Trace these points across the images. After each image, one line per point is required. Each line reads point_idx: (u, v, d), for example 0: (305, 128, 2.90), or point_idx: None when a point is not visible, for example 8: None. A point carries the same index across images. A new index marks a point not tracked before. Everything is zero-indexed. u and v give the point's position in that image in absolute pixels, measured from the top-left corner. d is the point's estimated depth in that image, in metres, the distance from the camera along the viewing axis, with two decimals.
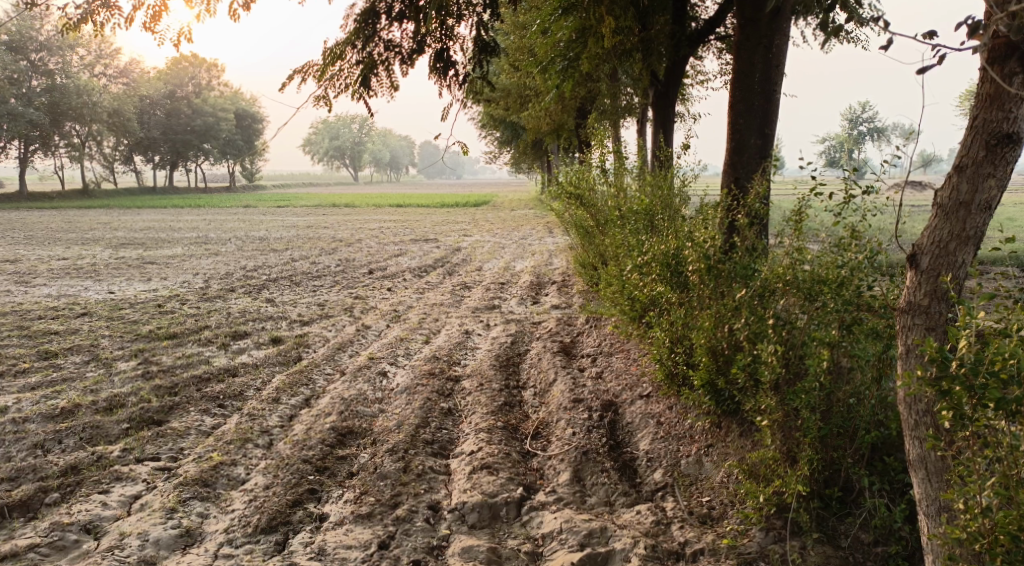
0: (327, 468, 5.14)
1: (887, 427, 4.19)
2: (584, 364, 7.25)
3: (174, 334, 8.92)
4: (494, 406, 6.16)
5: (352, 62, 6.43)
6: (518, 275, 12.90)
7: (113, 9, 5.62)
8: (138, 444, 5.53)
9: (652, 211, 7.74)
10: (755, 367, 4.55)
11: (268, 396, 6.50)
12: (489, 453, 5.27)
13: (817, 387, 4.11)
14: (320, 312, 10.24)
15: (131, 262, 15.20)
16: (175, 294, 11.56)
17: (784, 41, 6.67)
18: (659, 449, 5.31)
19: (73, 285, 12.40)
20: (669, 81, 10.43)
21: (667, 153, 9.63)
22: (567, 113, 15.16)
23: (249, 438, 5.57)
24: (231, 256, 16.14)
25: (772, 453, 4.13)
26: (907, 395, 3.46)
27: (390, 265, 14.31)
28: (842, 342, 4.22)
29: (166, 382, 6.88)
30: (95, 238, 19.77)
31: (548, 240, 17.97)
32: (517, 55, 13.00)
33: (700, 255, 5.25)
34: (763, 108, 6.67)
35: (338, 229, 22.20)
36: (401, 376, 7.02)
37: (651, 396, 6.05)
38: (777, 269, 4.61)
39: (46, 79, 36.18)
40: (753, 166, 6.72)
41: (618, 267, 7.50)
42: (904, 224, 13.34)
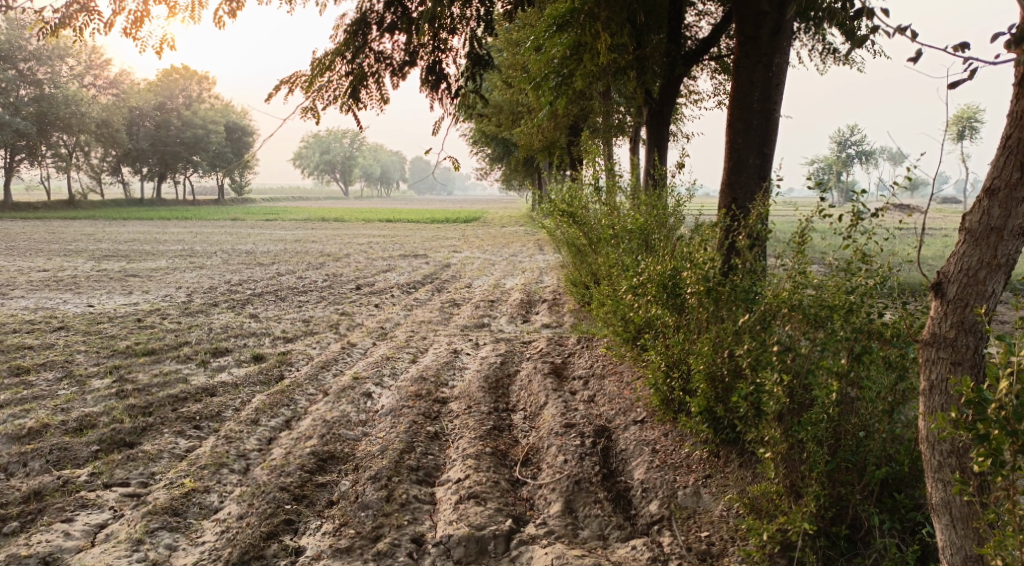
0: (305, 497, 4.88)
1: (899, 462, 3.98)
2: (575, 386, 7.01)
3: (153, 350, 8.65)
4: (482, 430, 5.91)
5: (342, 73, 6.23)
6: (508, 293, 12.69)
7: (93, 13, 5.39)
8: (107, 468, 5.26)
9: (646, 230, 7.57)
10: (757, 397, 4.34)
11: (246, 417, 6.23)
12: (476, 481, 5.03)
13: (826, 418, 3.92)
14: (305, 328, 9.98)
15: (113, 274, 14.90)
16: (157, 308, 11.29)
17: (783, 59, 6.53)
18: (655, 478, 5.06)
19: (52, 298, 12.10)
20: (664, 99, 10.24)
21: (662, 171, 9.46)
22: (560, 130, 15.05)
23: (225, 463, 5.31)
24: (216, 270, 15.86)
25: (776, 487, 3.93)
26: (933, 436, 3.32)
27: (378, 281, 14.08)
28: (852, 370, 4.01)
29: (141, 401, 6.61)
30: (79, 249, 19.43)
31: (539, 257, 17.78)
32: (510, 72, 12.89)
33: (699, 277, 5.06)
34: (762, 127, 6.51)
35: (327, 243, 21.95)
36: (386, 397, 6.77)
37: (645, 422, 5.84)
38: (780, 294, 4.42)
39: (34, 88, 35.86)
40: (751, 187, 6.55)
41: (611, 286, 7.30)
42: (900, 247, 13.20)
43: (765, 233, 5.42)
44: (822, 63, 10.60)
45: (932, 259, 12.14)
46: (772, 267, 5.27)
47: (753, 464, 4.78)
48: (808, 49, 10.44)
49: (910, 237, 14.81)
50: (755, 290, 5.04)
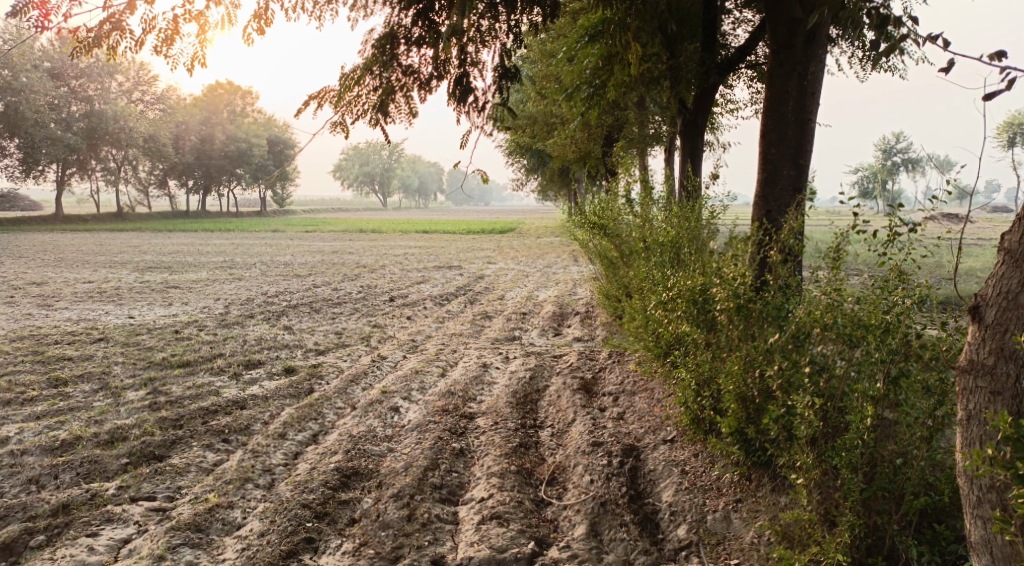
0: (327, 514, 4.86)
1: (938, 491, 3.80)
2: (605, 403, 6.89)
3: (187, 362, 8.73)
4: (508, 447, 5.84)
5: (370, 87, 6.24)
6: (541, 305, 12.61)
7: (124, 31, 5.47)
8: (134, 482, 5.29)
9: (679, 243, 7.44)
10: (788, 420, 4.21)
11: (274, 431, 6.23)
12: (500, 501, 4.97)
13: (860, 444, 3.77)
14: (337, 341, 10.01)
15: (154, 286, 15.13)
16: (194, 320, 11.42)
17: (819, 68, 6.37)
18: (684, 501, 4.95)
19: (94, 309, 12.31)
20: (697, 108, 10.07)
21: (696, 182, 9.32)
22: (595, 141, 14.96)
23: (250, 478, 5.32)
24: (254, 281, 16.03)
25: (808, 515, 3.81)
26: (971, 470, 3.19)
27: (411, 293, 14.10)
28: (889, 394, 3.84)
29: (172, 414, 6.65)
30: (124, 260, 19.82)
31: (573, 269, 17.67)
32: (544, 83, 12.84)
33: (729, 293, 4.94)
34: (796, 138, 6.35)
35: (363, 255, 22.09)
36: (414, 412, 6.73)
37: (675, 442, 5.72)
38: (812, 312, 4.28)
39: (84, 104, 36.79)
40: (786, 199, 6.39)
41: (641, 301, 7.19)
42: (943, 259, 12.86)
43: (799, 247, 5.28)
44: (862, 70, 10.36)
45: (977, 272, 11.77)
46: (806, 283, 5.13)
47: (786, 489, 4.63)
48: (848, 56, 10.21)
49: (955, 250, 14.42)
50: (787, 308, 4.90)
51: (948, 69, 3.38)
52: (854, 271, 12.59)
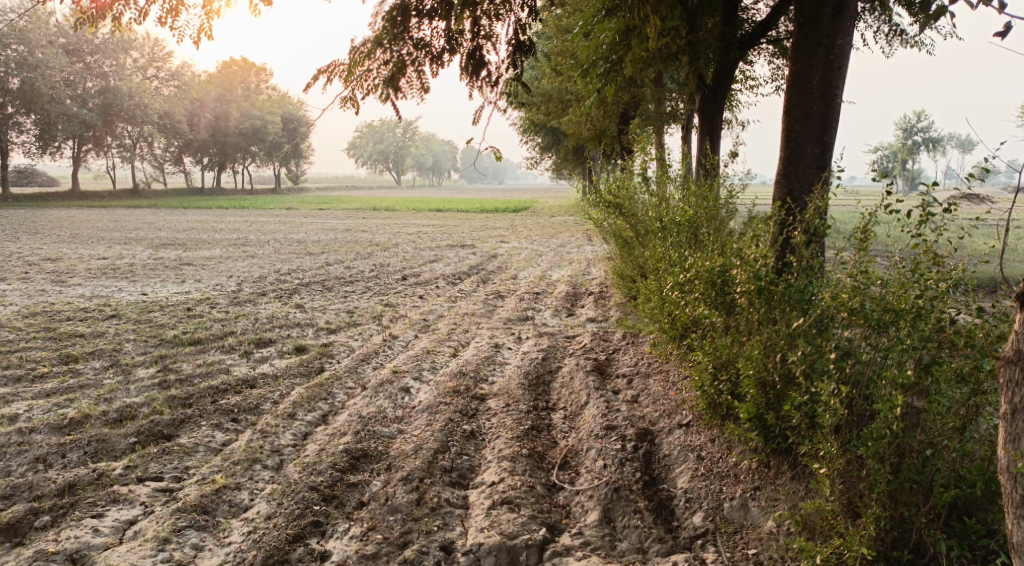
0: (335, 497, 4.78)
1: (970, 485, 3.62)
2: (618, 385, 6.77)
3: (198, 340, 8.66)
4: (520, 430, 5.73)
5: (380, 61, 6.06)
6: (554, 284, 12.48)
7: (128, 2, 5.36)
8: (141, 461, 5.22)
9: (696, 223, 7.27)
10: (811, 407, 4.09)
11: (283, 411, 6.15)
12: (511, 486, 4.89)
13: (887, 434, 3.63)
14: (349, 320, 9.92)
15: (168, 263, 15.10)
16: (206, 297, 11.37)
17: (846, 41, 6.14)
18: (700, 488, 4.84)
19: (107, 286, 12.28)
20: (717, 85, 9.90)
21: (714, 161, 9.11)
22: (611, 119, 14.72)
23: (258, 459, 5.23)
24: (267, 259, 15.97)
25: (831, 506, 3.76)
26: (1013, 467, 3.04)
27: (424, 272, 14.00)
28: (919, 382, 3.66)
29: (181, 392, 6.58)
30: (139, 237, 19.82)
31: (587, 248, 17.48)
32: (559, 59, 12.62)
33: (750, 275, 4.79)
34: (821, 115, 6.15)
35: (377, 233, 21.98)
36: (424, 393, 6.62)
37: (691, 426, 5.59)
38: (838, 296, 4.13)
39: (100, 80, 36.82)
40: (809, 178, 6.21)
41: (657, 282, 7.04)
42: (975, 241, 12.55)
43: (823, 228, 5.10)
44: (887, 46, 10.09)
45: (1007, 255, 11.48)
46: (829, 265, 4.97)
47: (806, 477, 4.52)
48: (873, 32, 9.93)
49: (982, 233, 14.09)
50: (810, 291, 4.74)
51: (1004, 33, 3.20)
52: (879, 254, 12.33)
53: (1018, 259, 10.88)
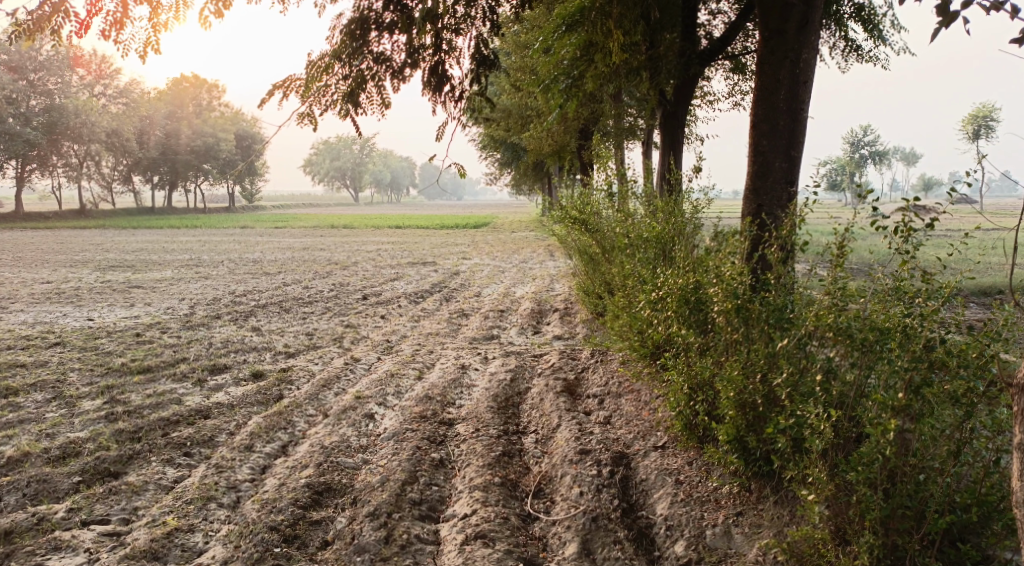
0: (297, 537, 4.50)
1: (966, 510, 3.49)
2: (590, 406, 6.57)
3: (148, 368, 8.26)
4: (490, 457, 5.48)
5: (339, 76, 5.82)
6: (519, 301, 12.28)
7: (69, 14, 5.05)
8: (86, 503, 4.89)
9: (665, 239, 7.14)
10: (797, 430, 3.93)
11: (240, 442, 5.82)
12: (485, 519, 4.65)
13: (879, 459, 3.49)
14: (308, 342, 9.59)
15: (115, 286, 14.53)
16: (157, 321, 10.92)
17: (812, 55, 6.06)
18: (680, 515, 4.65)
19: (52, 312, 11.75)
20: (678, 100, 9.85)
21: (678, 175, 9.02)
22: (571, 135, 14.64)
23: (213, 496, 4.93)
24: (222, 280, 15.48)
25: (820, 533, 3.57)
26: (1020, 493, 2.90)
27: (385, 290, 13.70)
28: (910, 405, 3.53)
29: (130, 425, 6.22)
30: (86, 259, 19.13)
31: (549, 264, 17.33)
32: (519, 75, 12.49)
33: (727, 293, 4.64)
34: (789, 129, 6.06)
35: (335, 251, 21.57)
36: (390, 419, 6.35)
37: (667, 448, 5.41)
38: (822, 315, 3.99)
39: (44, 98, 35.76)
40: (778, 193, 6.10)
41: (626, 299, 6.88)
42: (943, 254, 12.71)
43: (798, 243, 4.98)
44: (844, 61, 10.16)
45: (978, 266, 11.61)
46: (806, 280, 4.84)
47: (790, 501, 4.37)
48: (829, 47, 9.98)
49: (947, 244, 14.31)
50: (788, 309, 4.60)
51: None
52: (853, 269, 12.33)
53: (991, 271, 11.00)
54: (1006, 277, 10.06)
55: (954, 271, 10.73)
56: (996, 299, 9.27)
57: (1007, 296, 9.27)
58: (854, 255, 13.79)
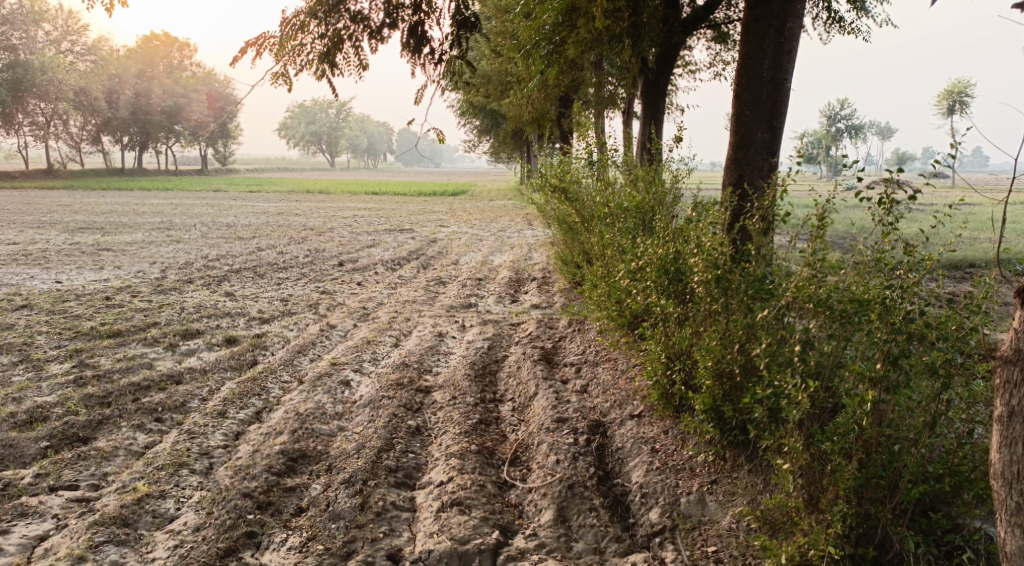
0: (270, 504, 4.46)
1: (939, 481, 3.52)
2: (567, 375, 6.56)
3: (118, 332, 8.12)
4: (467, 425, 5.46)
5: (314, 35, 5.66)
6: (496, 270, 12.21)
7: None
8: (54, 468, 4.81)
9: (644, 209, 7.09)
10: (774, 400, 3.93)
11: (213, 408, 5.75)
12: (460, 486, 4.63)
13: (856, 431, 3.50)
14: (283, 308, 9.48)
15: (85, 248, 14.26)
16: (127, 285, 10.74)
17: (797, 24, 5.99)
18: (655, 483, 4.64)
19: (18, 273, 11.50)
20: (660, 69, 9.77)
21: (659, 145, 8.96)
22: (551, 102, 14.49)
23: (185, 463, 4.86)
24: (194, 244, 15.24)
25: (794, 502, 3.58)
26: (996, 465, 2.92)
27: (361, 257, 13.58)
28: (889, 376, 3.54)
29: (99, 390, 6.11)
30: (54, 221, 18.73)
31: (528, 233, 17.25)
32: (500, 40, 12.30)
33: (707, 263, 4.61)
34: (772, 99, 6.01)
35: (310, 217, 21.32)
36: (365, 386, 6.29)
37: (643, 417, 5.41)
38: (802, 285, 3.98)
39: (9, 54, 34.76)
40: (759, 163, 6.06)
41: (605, 268, 6.85)
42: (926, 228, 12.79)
43: (779, 214, 4.96)
44: (826, 32, 10.09)
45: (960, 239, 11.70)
46: (786, 251, 4.83)
47: (764, 470, 4.39)
48: (812, 18, 9.90)
49: (928, 218, 14.40)
50: (767, 280, 4.58)
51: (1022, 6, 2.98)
52: (835, 242, 12.40)
53: (974, 244, 11.09)
54: (989, 252, 10.15)
55: (937, 246, 10.82)
56: (982, 272, 9.38)
57: (993, 270, 9.38)
58: (836, 228, 13.87)
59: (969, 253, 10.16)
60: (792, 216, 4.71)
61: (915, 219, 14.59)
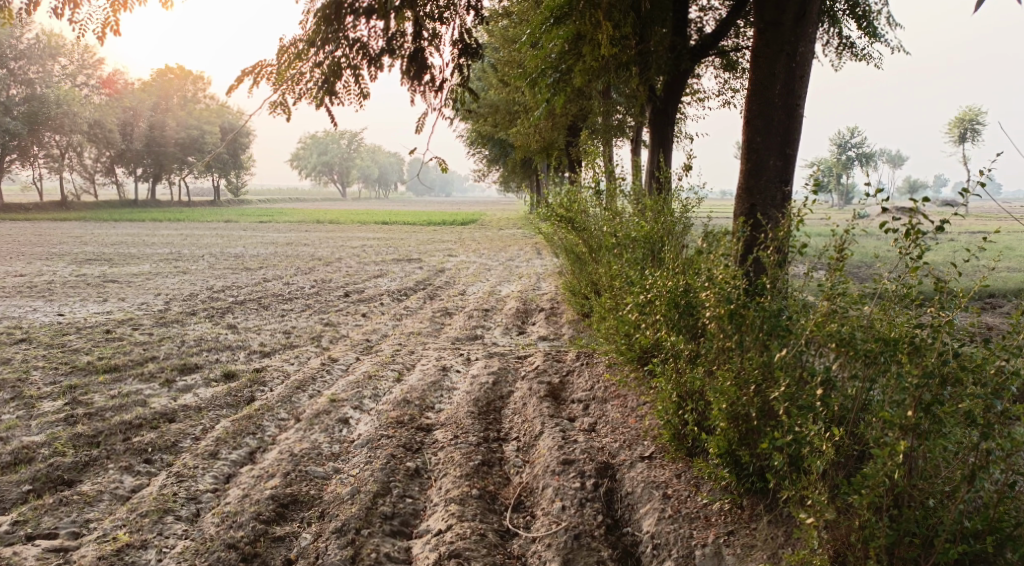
0: (256, 556, 4.24)
1: (977, 539, 3.26)
2: (574, 412, 6.28)
3: (115, 367, 7.91)
4: (469, 466, 5.19)
5: (313, 63, 5.48)
6: (504, 300, 11.99)
7: None
8: (33, 515, 4.58)
9: (653, 238, 6.85)
10: (795, 447, 3.67)
11: (204, 449, 5.50)
12: (460, 536, 4.38)
13: (885, 483, 3.23)
14: (285, 341, 9.26)
15: (90, 280, 14.12)
16: (129, 318, 10.56)
17: (809, 48, 5.79)
18: (667, 532, 4.37)
19: (21, 306, 11.34)
20: (668, 96, 9.62)
21: (668, 173, 8.74)
22: (559, 131, 14.35)
23: (171, 509, 4.62)
24: (200, 275, 15.09)
25: (819, 560, 3.32)
26: None
27: (367, 287, 13.37)
28: (919, 423, 3.28)
29: (89, 429, 5.88)
30: (62, 252, 18.64)
31: (537, 262, 17.03)
32: (507, 70, 12.20)
33: (720, 298, 4.36)
34: (784, 125, 5.79)
35: (319, 247, 21.21)
36: (364, 424, 6.04)
37: (654, 459, 5.13)
38: (822, 323, 3.73)
39: (25, 87, 35.11)
40: (772, 192, 5.83)
41: (613, 301, 6.60)
42: (951, 257, 12.51)
43: (795, 245, 4.71)
44: (838, 58, 9.90)
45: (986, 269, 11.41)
46: (803, 284, 4.57)
47: (784, 520, 4.10)
48: (823, 45, 9.73)
49: (948, 247, 14.14)
50: (784, 316, 4.32)
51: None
52: (854, 272, 12.13)
53: (1001, 273, 10.79)
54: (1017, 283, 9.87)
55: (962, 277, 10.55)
56: (1004, 303, 9.16)
57: (1014, 301, 9.16)
58: (856, 259, 13.59)
59: (991, 282, 9.94)
60: (810, 247, 4.45)
61: (937, 247, 14.30)
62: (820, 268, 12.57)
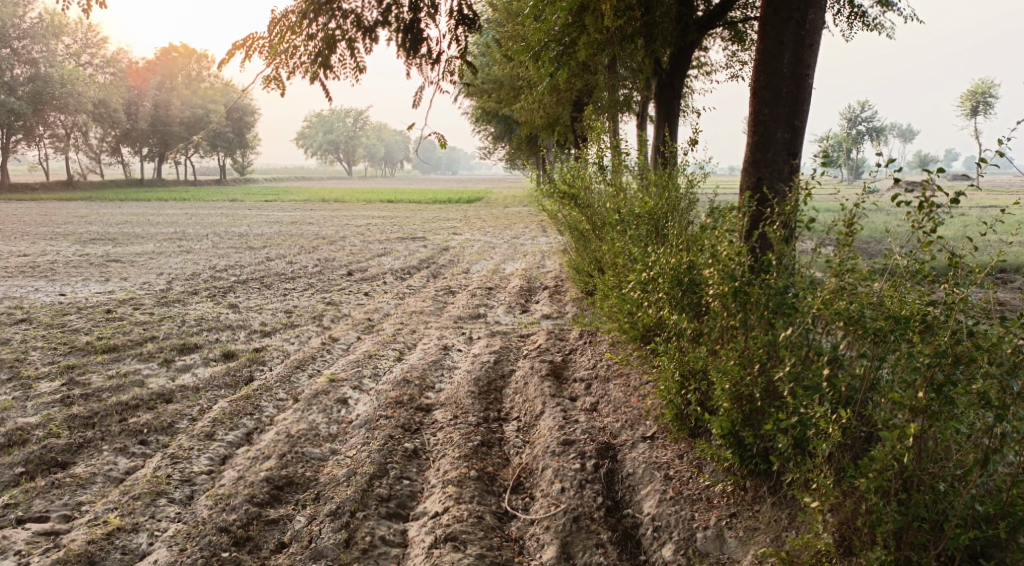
0: (248, 540, 4.17)
1: (989, 523, 3.15)
2: (576, 391, 6.17)
3: (114, 347, 7.83)
4: (468, 447, 5.10)
5: (306, 36, 5.32)
6: (508, 279, 11.85)
7: None
8: (24, 498, 4.52)
9: (657, 215, 6.70)
10: (800, 429, 3.56)
11: (200, 430, 5.42)
12: (457, 518, 4.30)
13: (892, 465, 3.12)
14: (286, 321, 9.16)
15: (93, 259, 14.05)
16: (131, 297, 10.48)
17: (819, 15, 5.60)
18: (668, 514, 4.27)
19: (23, 286, 11.28)
20: (674, 69, 9.39)
21: (673, 148, 8.56)
22: (563, 106, 14.12)
23: (163, 491, 4.55)
24: (203, 254, 15.00)
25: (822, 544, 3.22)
26: None
27: (371, 266, 13.25)
28: (929, 405, 3.16)
29: (84, 410, 5.80)
30: (67, 232, 18.57)
31: (542, 240, 16.85)
32: (510, 45, 11.98)
33: (723, 275, 4.23)
34: (792, 96, 5.62)
35: (323, 225, 21.07)
36: (363, 405, 5.95)
37: (656, 439, 5.03)
38: (829, 300, 3.60)
39: (29, 67, 34.92)
40: (779, 165, 5.67)
41: (616, 278, 6.47)
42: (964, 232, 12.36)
43: (802, 220, 4.56)
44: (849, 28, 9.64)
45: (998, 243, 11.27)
46: (810, 260, 4.43)
47: (789, 503, 3.99)
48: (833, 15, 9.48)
49: (961, 222, 13.94)
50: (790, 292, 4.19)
51: None
52: (864, 248, 11.98)
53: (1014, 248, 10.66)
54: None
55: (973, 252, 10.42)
56: (1016, 279, 9.05)
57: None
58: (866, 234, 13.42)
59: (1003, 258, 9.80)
60: (817, 222, 4.30)
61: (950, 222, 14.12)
62: (830, 244, 12.41)
